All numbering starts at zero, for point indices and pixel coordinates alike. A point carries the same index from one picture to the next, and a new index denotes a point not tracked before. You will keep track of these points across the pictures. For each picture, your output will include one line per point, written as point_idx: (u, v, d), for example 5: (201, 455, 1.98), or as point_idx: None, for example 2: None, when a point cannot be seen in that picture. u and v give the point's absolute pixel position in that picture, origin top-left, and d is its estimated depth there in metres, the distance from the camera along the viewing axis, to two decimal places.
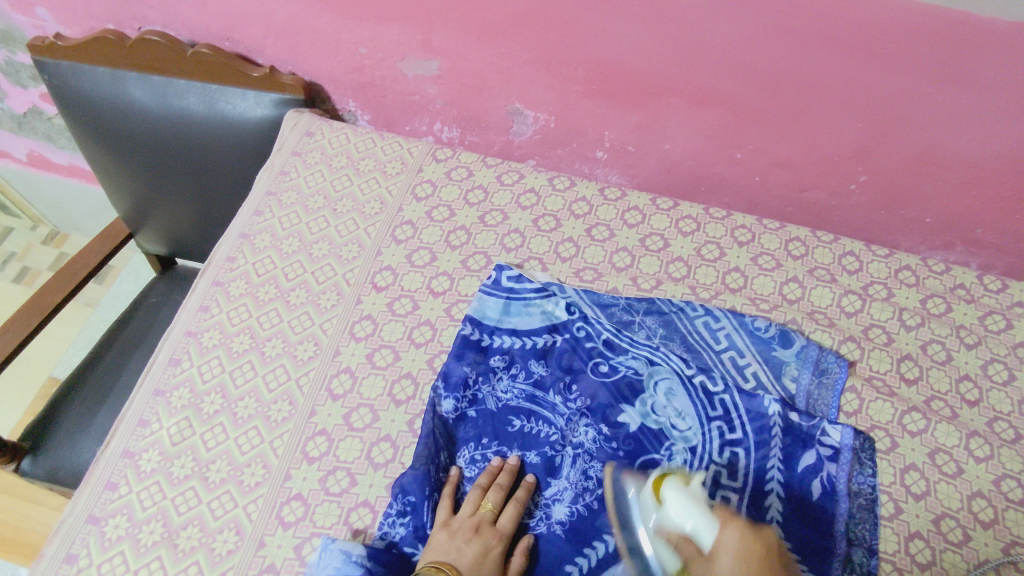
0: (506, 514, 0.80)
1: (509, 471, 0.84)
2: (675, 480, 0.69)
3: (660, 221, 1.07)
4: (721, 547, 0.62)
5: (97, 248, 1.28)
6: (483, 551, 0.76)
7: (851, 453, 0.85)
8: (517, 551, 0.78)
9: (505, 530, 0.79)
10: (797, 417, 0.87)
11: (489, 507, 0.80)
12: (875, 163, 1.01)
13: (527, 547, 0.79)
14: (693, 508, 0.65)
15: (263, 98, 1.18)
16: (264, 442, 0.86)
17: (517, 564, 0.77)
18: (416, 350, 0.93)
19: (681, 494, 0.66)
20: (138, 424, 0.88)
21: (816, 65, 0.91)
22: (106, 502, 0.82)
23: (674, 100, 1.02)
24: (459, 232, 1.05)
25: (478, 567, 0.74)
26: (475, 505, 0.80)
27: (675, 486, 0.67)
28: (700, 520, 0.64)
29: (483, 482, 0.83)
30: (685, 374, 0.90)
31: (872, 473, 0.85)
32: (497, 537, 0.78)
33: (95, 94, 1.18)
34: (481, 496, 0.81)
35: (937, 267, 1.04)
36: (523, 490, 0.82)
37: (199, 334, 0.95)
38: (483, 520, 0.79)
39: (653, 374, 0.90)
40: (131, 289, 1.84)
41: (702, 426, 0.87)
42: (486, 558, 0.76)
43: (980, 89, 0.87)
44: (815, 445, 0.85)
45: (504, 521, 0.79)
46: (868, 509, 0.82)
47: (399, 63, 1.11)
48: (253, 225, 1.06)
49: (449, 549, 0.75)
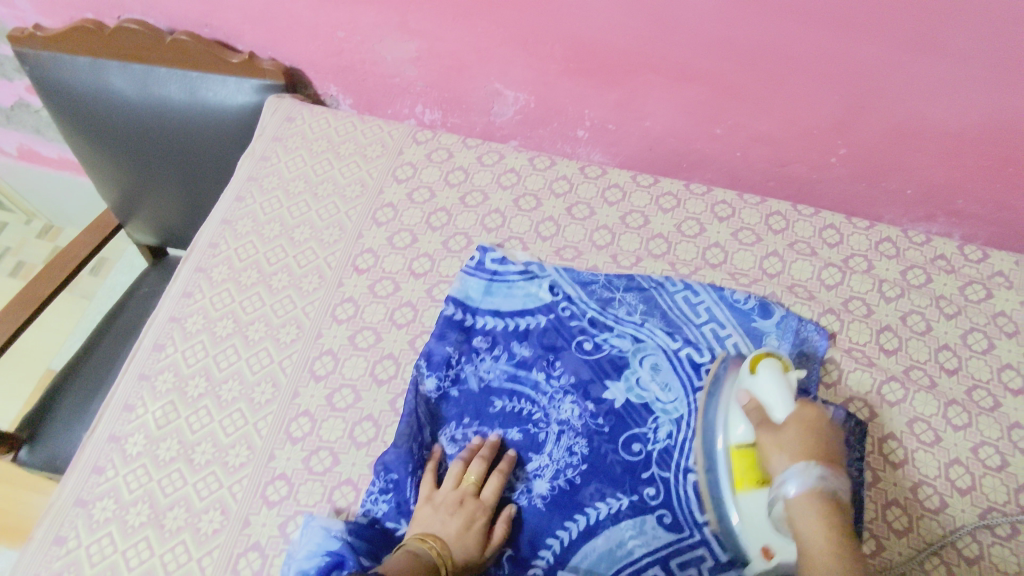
0: (490, 487, 0.79)
1: (490, 446, 0.83)
2: (775, 361, 0.76)
3: (640, 198, 1.07)
4: (792, 420, 0.71)
5: (85, 238, 1.28)
6: (467, 522, 0.76)
7: (839, 439, 0.83)
8: (501, 519, 0.78)
9: (489, 502, 0.78)
10: None
11: (472, 480, 0.80)
12: (854, 135, 1.01)
13: (510, 516, 0.79)
14: (780, 391, 0.73)
15: (244, 84, 1.18)
16: (248, 424, 0.87)
17: (499, 531, 0.77)
18: (397, 331, 0.94)
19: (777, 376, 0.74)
20: (123, 409, 0.89)
21: (792, 38, 0.91)
22: (93, 485, 0.84)
23: (652, 76, 1.02)
24: (439, 213, 1.06)
25: (463, 537, 0.74)
26: (457, 478, 0.80)
27: (771, 364, 0.75)
28: (778, 395, 0.73)
29: (465, 456, 0.82)
30: (671, 348, 0.91)
31: (858, 458, 0.83)
32: (480, 508, 0.77)
33: (77, 84, 1.19)
34: (463, 470, 0.81)
35: (918, 239, 1.04)
36: (506, 463, 0.82)
37: (183, 320, 0.96)
38: (467, 493, 0.79)
39: (639, 351, 0.91)
40: (126, 279, 1.85)
41: (689, 399, 0.87)
42: (470, 529, 0.75)
43: (958, 59, 0.87)
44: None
45: (488, 494, 0.79)
46: (856, 495, 0.80)
47: (377, 46, 1.11)
48: (234, 212, 1.06)
49: (433, 521, 0.75)
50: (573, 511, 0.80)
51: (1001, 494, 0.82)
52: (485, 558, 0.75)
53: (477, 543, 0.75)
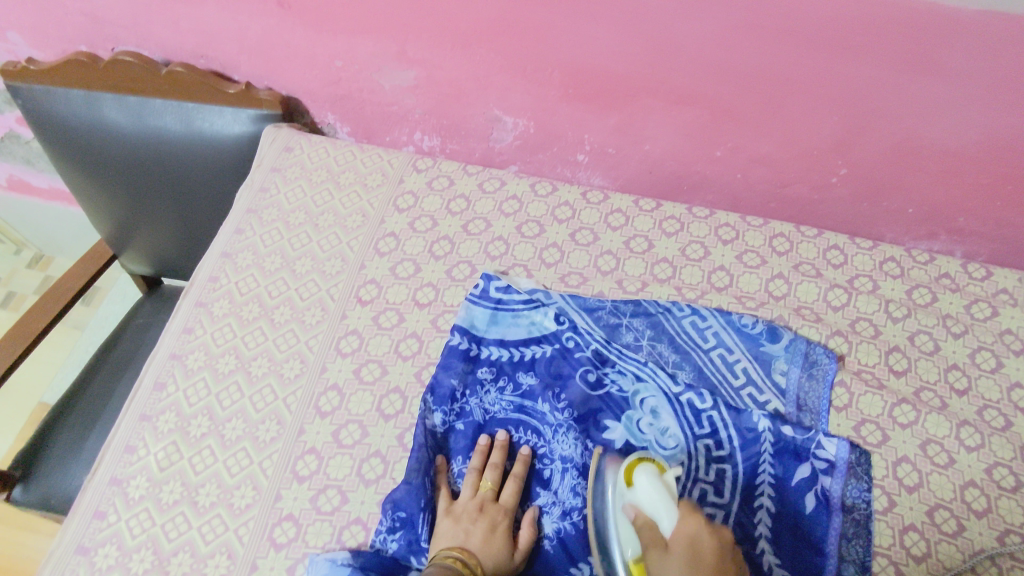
0: (506, 489, 0.82)
1: (501, 449, 0.85)
2: (652, 468, 0.73)
3: (643, 223, 1.07)
4: (676, 533, 0.67)
5: (80, 271, 1.26)
6: (491, 527, 0.78)
7: (846, 469, 0.84)
8: (525, 523, 0.80)
9: (507, 505, 0.81)
10: (789, 431, 0.85)
11: (489, 486, 0.82)
12: (855, 155, 1.01)
13: (534, 518, 0.81)
14: (661, 494, 0.70)
15: (240, 115, 1.17)
16: (253, 463, 0.85)
17: (526, 536, 0.79)
18: (403, 364, 0.93)
19: (656, 483, 0.71)
20: (124, 450, 0.87)
21: (791, 61, 0.91)
22: (95, 531, 0.81)
23: (653, 100, 1.02)
24: (442, 242, 1.05)
25: (490, 543, 0.77)
26: (474, 487, 0.82)
27: (649, 472, 0.72)
28: (659, 503, 0.69)
29: (477, 464, 0.84)
30: (673, 392, 0.89)
31: (867, 488, 0.83)
32: (500, 511, 0.80)
33: (71, 117, 1.18)
34: (478, 478, 0.83)
35: (922, 257, 1.04)
36: (519, 465, 0.84)
37: (184, 357, 0.94)
38: (485, 499, 0.81)
39: (637, 394, 0.89)
40: (119, 309, 1.82)
41: (689, 444, 0.86)
42: (495, 533, 0.78)
43: (956, 79, 0.87)
44: (811, 457, 0.84)
45: (505, 497, 0.81)
46: (861, 525, 0.81)
47: (376, 74, 1.10)
48: (233, 244, 1.05)
49: (457, 533, 0.77)
50: (584, 552, 0.79)
51: (1017, 516, 0.82)
52: (516, 563, 0.77)
53: (505, 546, 0.77)
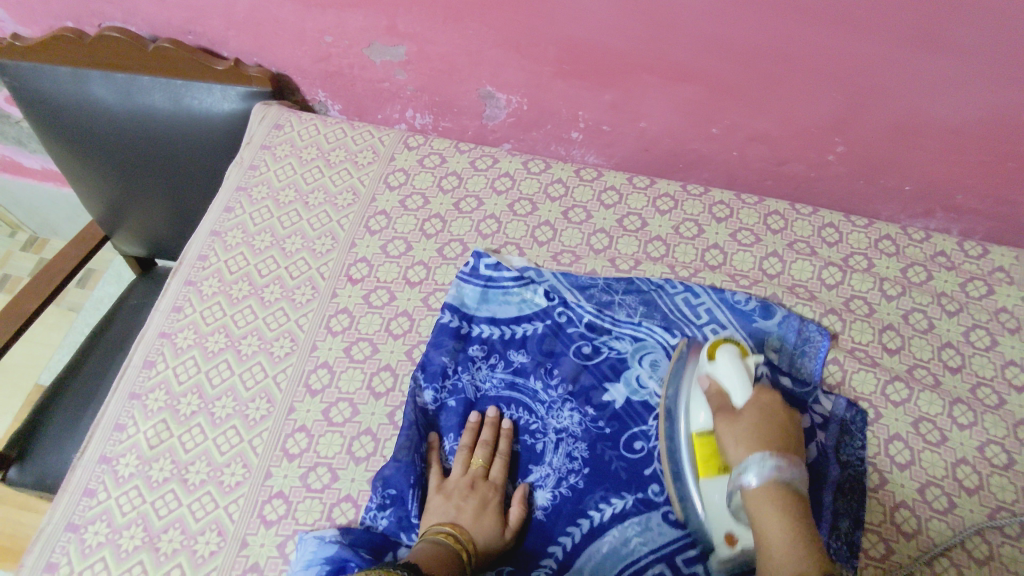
0: (496, 467, 0.81)
1: (492, 426, 0.84)
2: (734, 348, 0.78)
3: (637, 201, 1.06)
4: (750, 406, 0.72)
5: (72, 251, 1.26)
6: (481, 503, 0.77)
7: (841, 423, 0.86)
8: (516, 500, 0.79)
9: (498, 481, 0.80)
10: (786, 383, 0.88)
11: (479, 463, 0.81)
12: (853, 132, 1.00)
13: (525, 496, 0.80)
14: (739, 377, 0.75)
15: (229, 91, 1.15)
16: (243, 441, 0.85)
17: (517, 513, 0.78)
18: (394, 342, 0.92)
19: (737, 363, 0.76)
20: (114, 429, 0.87)
21: (788, 35, 0.90)
22: (85, 509, 0.81)
23: (648, 76, 1.01)
24: (434, 220, 1.04)
25: (480, 520, 0.76)
26: (465, 464, 0.81)
27: (731, 353, 0.77)
28: (737, 381, 0.75)
29: (468, 441, 0.83)
30: (671, 344, 0.91)
31: (862, 445, 0.85)
32: (490, 489, 0.79)
33: (59, 95, 1.16)
34: (469, 455, 0.82)
35: (918, 235, 1.03)
36: (506, 442, 0.83)
37: (173, 336, 0.94)
38: (476, 477, 0.80)
39: (637, 353, 0.91)
40: (115, 290, 1.82)
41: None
42: (485, 509, 0.77)
43: (957, 54, 0.86)
44: (809, 410, 0.86)
45: (496, 474, 0.81)
46: (858, 479, 0.82)
47: (366, 50, 1.08)
48: (223, 222, 1.04)
49: (448, 509, 0.76)
50: (576, 514, 0.79)
51: (1008, 493, 0.82)
52: (508, 541, 0.76)
53: (496, 522, 0.76)
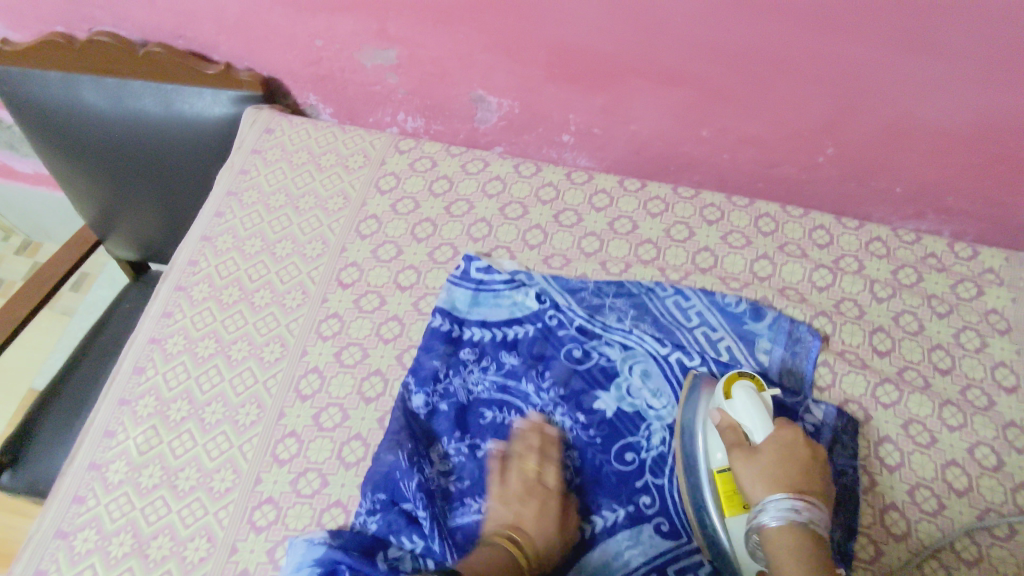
0: (552, 474, 0.80)
1: (540, 432, 0.83)
2: (749, 383, 0.78)
3: (628, 203, 1.06)
4: (769, 441, 0.72)
5: (64, 257, 1.25)
6: (541, 506, 0.76)
7: (832, 431, 0.85)
8: (570, 509, 0.78)
9: (558, 487, 0.79)
10: (777, 395, 0.87)
11: (534, 468, 0.80)
12: (844, 135, 1.00)
13: (577, 505, 0.79)
14: (756, 411, 0.74)
15: (220, 96, 1.15)
16: (233, 447, 0.85)
17: (577, 518, 0.77)
18: (384, 346, 0.92)
19: (752, 397, 0.76)
20: (103, 435, 0.87)
21: (776, 37, 0.90)
22: (74, 516, 0.81)
23: (638, 80, 1.01)
24: (424, 224, 1.04)
25: (542, 521, 0.75)
26: (522, 471, 0.80)
27: (746, 388, 0.77)
28: (756, 419, 0.74)
29: (518, 449, 0.82)
30: (660, 353, 0.90)
31: (853, 455, 0.84)
32: (551, 495, 0.78)
33: (49, 101, 1.16)
34: (523, 462, 0.81)
35: (908, 237, 1.03)
36: (555, 450, 0.82)
37: (163, 341, 0.94)
38: (535, 481, 0.79)
39: (627, 359, 0.90)
40: (108, 294, 1.81)
41: (679, 406, 0.86)
42: (546, 511, 0.76)
43: (945, 56, 0.86)
44: (800, 422, 0.85)
45: (555, 479, 0.80)
46: (850, 491, 0.81)
47: (357, 54, 1.08)
48: (213, 227, 1.04)
49: (512, 513, 0.76)
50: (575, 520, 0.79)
51: (998, 495, 0.82)
52: (564, 545, 0.76)
53: (556, 525, 0.76)
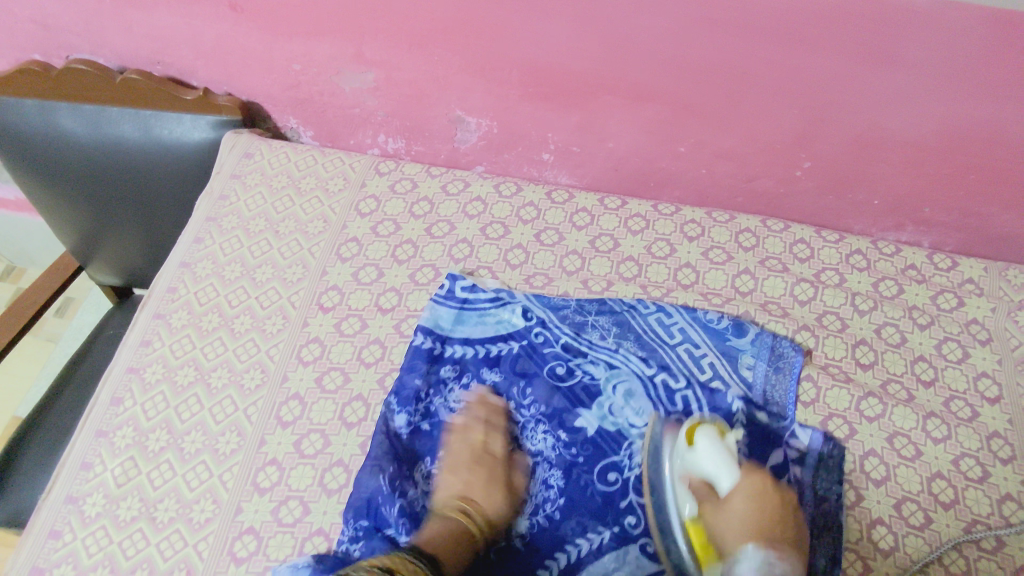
0: (498, 442, 0.85)
1: (481, 404, 0.88)
2: (711, 430, 0.78)
3: (609, 221, 1.06)
4: (738, 489, 0.72)
5: (44, 284, 1.24)
6: (489, 475, 0.81)
7: (818, 458, 0.84)
8: (520, 469, 0.84)
9: (501, 454, 0.84)
10: (762, 417, 0.88)
11: (480, 437, 0.84)
12: (817, 149, 1.01)
13: (526, 461, 0.84)
14: (722, 458, 0.75)
15: (200, 121, 1.15)
16: (213, 477, 0.83)
17: (520, 480, 0.83)
18: (365, 371, 0.91)
19: (718, 445, 0.76)
20: (80, 467, 0.85)
21: (748, 54, 0.90)
22: (50, 552, 0.80)
23: (615, 98, 1.01)
24: (406, 245, 1.04)
25: (491, 492, 0.80)
26: (467, 438, 0.84)
27: (709, 434, 0.77)
28: (719, 465, 0.75)
29: (462, 421, 0.86)
30: (645, 373, 0.90)
31: (838, 480, 0.83)
32: (495, 461, 0.83)
33: (27, 129, 1.15)
34: (468, 431, 0.85)
35: (888, 249, 1.04)
36: (499, 416, 0.87)
37: (141, 370, 0.93)
38: (479, 448, 0.83)
39: (612, 379, 0.90)
40: (93, 319, 1.80)
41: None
42: (493, 482, 0.81)
43: (913, 71, 0.87)
44: (783, 446, 0.86)
45: (510, 456, 0.85)
46: (833, 517, 0.80)
47: (335, 77, 1.09)
48: (192, 253, 1.03)
49: (458, 484, 0.81)
50: (557, 545, 0.79)
51: (984, 507, 0.82)
52: (515, 507, 0.81)
53: (504, 494, 0.81)
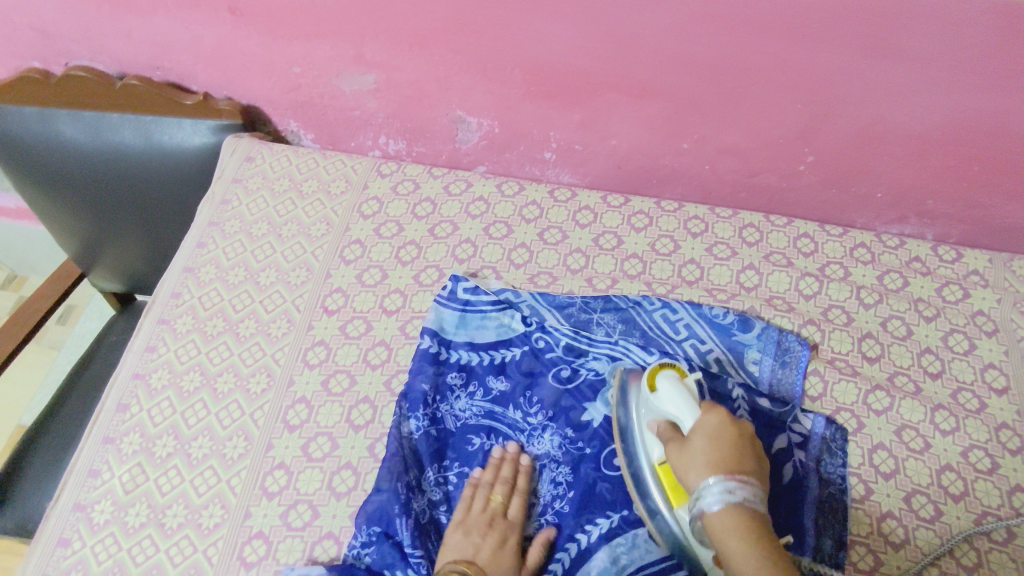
0: (516, 505, 0.80)
1: (512, 462, 0.83)
2: (672, 372, 0.77)
3: (612, 219, 1.06)
4: (697, 428, 0.71)
5: (46, 292, 1.24)
6: (502, 541, 0.76)
7: (821, 442, 0.85)
8: (537, 541, 0.77)
9: (518, 521, 0.79)
10: (764, 403, 0.87)
11: (499, 499, 0.79)
12: (821, 143, 1.01)
13: (547, 539, 0.78)
14: (682, 400, 0.74)
15: (200, 125, 1.15)
16: (221, 482, 0.83)
17: (535, 555, 0.77)
18: (371, 373, 0.91)
19: (678, 385, 0.75)
20: (88, 475, 0.85)
21: (753, 51, 0.90)
22: (59, 560, 0.79)
23: (617, 95, 1.01)
24: (409, 246, 1.03)
25: (497, 560, 0.75)
26: (486, 500, 0.79)
27: (670, 377, 0.76)
28: (681, 404, 0.74)
29: (489, 478, 0.81)
30: (647, 365, 0.89)
31: (842, 463, 0.84)
32: (512, 526, 0.78)
33: (27, 136, 1.15)
34: (490, 492, 0.80)
35: (892, 242, 1.03)
36: (523, 479, 0.82)
37: (147, 376, 0.92)
38: (495, 513, 0.78)
39: (615, 370, 0.89)
40: (95, 326, 1.80)
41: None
42: (506, 548, 0.76)
43: (918, 64, 0.87)
44: (787, 430, 0.85)
45: (516, 512, 0.79)
46: (839, 498, 0.81)
47: (335, 79, 1.08)
48: (195, 258, 1.03)
49: (467, 547, 0.75)
50: (566, 536, 0.79)
51: (994, 498, 0.82)
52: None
53: (513, 565, 0.75)
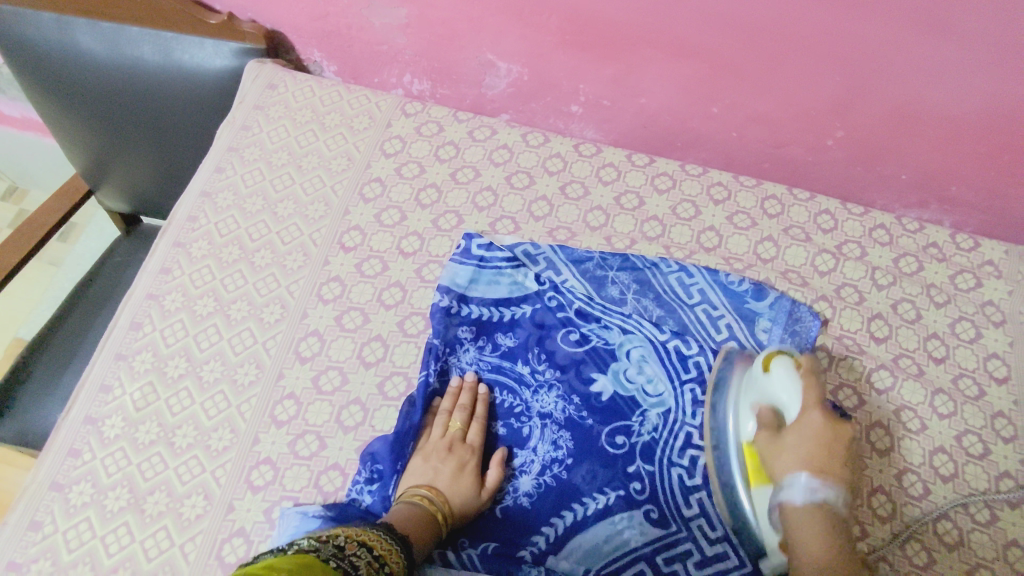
0: (473, 430, 0.82)
1: (470, 391, 0.86)
2: (789, 360, 0.76)
3: (635, 178, 1.05)
4: (803, 423, 0.71)
5: (54, 205, 1.22)
6: (459, 466, 0.79)
7: None
8: (493, 464, 0.81)
9: (476, 444, 0.81)
10: None
11: (457, 426, 0.82)
12: (853, 118, 0.99)
13: (502, 460, 0.81)
14: (794, 387, 0.73)
15: (222, 47, 1.12)
16: (231, 407, 0.84)
17: (493, 476, 0.80)
18: (385, 312, 0.92)
19: (792, 374, 0.74)
20: (100, 389, 0.86)
21: (797, 17, 0.88)
22: (69, 469, 0.81)
23: (652, 52, 0.99)
24: (429, 189, 1.03)
25: (457, 482, 0.77)
26: (443, 426, 0.82)
27: (786, 364, 0.75)
28: (793, 394, 0.73)
29: (447, 405, 0.84)
30: (659, 339, 0.89)
31: None
32: (470, 451, 0.81)
33: (42, 42, 1.11)
34: (448, 418, 0.83)
35: (911, 226, 1.03)
36: (481, 406, 0.85)
37: (161, 298, 0.92)
38: (454, 438, 0.81)
39: (624, 345, 0.89)
40: (96, 246, 1.78)
41: (677, 392, 0.86)
42: (463, 472, 0.78)
43: (965, 47, 0.85)
44: None
45: (474, 437, 0.82)
46: None
47: (364, 11, 1.05)
48: (213, 183, 1.02)
49: (426, 471, 0.78)
50: (562, 504, 0.80)
51: (982, 481, 0.84)
52: (483, 502, 0.78)
53: (474, 486, 0.78)
